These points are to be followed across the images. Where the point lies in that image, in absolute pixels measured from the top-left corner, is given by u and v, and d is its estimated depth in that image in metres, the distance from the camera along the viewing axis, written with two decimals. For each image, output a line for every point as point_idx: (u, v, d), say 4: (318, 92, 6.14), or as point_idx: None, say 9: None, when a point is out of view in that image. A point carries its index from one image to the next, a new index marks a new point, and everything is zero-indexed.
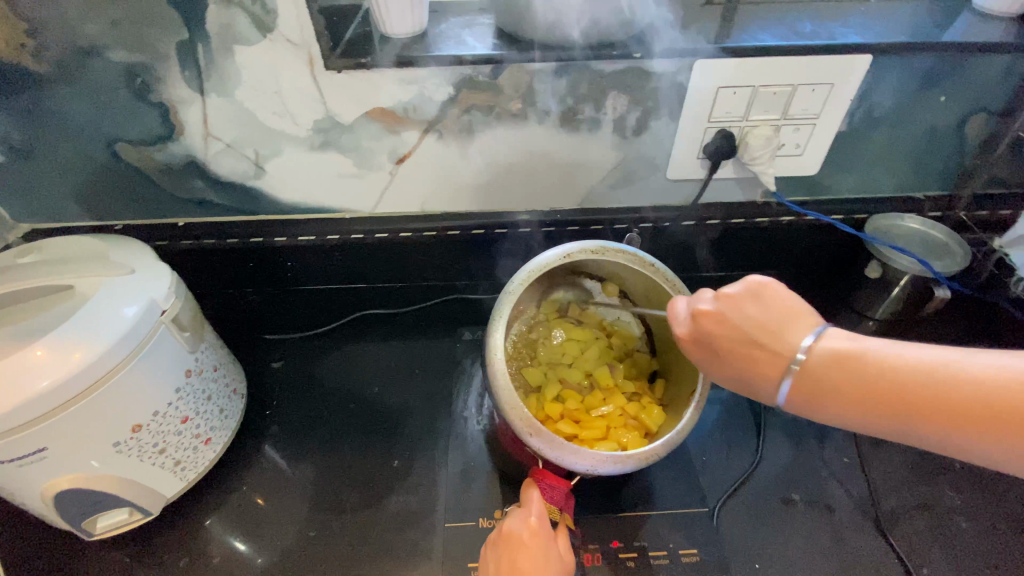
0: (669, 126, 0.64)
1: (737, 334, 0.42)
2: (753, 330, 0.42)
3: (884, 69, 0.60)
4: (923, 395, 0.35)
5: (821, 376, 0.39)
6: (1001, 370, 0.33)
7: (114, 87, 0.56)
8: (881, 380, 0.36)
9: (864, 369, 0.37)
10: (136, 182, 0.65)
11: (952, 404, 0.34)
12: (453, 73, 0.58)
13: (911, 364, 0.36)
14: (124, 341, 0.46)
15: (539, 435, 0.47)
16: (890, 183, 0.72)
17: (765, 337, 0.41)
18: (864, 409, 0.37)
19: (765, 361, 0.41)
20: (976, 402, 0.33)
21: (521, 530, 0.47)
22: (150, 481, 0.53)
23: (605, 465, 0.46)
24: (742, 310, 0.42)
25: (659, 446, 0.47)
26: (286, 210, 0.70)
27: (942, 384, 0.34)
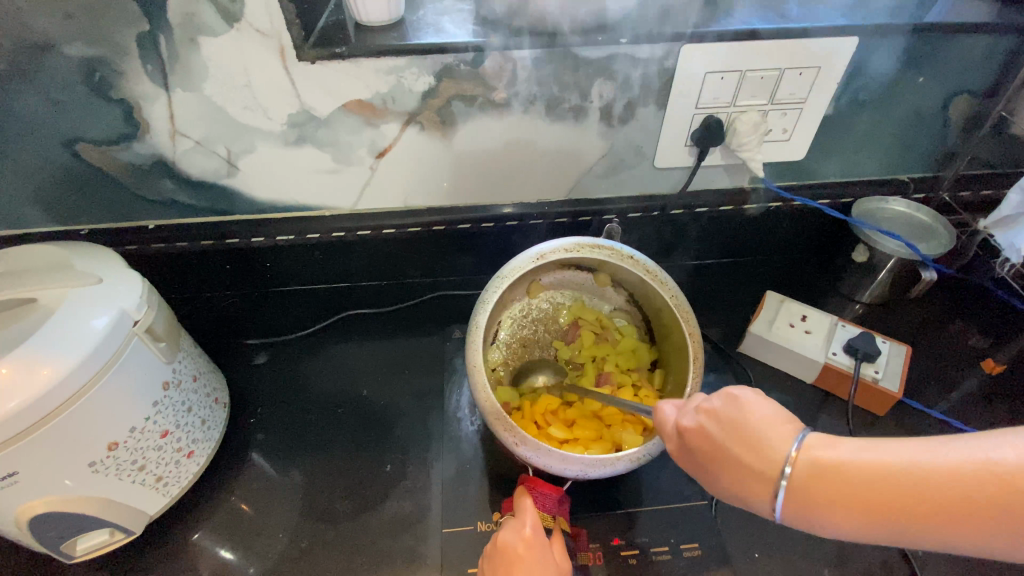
0: (656, 113, 0.62)
1: (716, 443, 0.39)
2: (728, 442, 0.38)
3: (870, 51, 0.59)
4: (919, 501, 0.30)
5: (807, 487, 0.34)
6: (980, 463, 0.29)
7: (70, 83, 0.53)
8: (865, 488, 0.32)
9: (845, 481, 0.33)
10: (101, 184, 0.62)
11: (936, 503, 0.30)
12: (434, 62, 0.55)
13: (881, 467, 0.32)
14: (96, 355, 0.43)
15: (525, 443, 0.46)
16: (876, 166, 0.72)
17: (750, 441, 0.37)
18: (868, 521, 0.32)
19: (748, 456, 0.37)
20: (970, 500, 0.29)
21: (517, 542, 0.45)
22: (131, 499, 0.51)
23: (594, 469, 0.45)
24: (716, 411, 0.40)
25: (649, 445, 0.46)
26: (262, 208, 0.68)
27: (929, 482, 0.30)
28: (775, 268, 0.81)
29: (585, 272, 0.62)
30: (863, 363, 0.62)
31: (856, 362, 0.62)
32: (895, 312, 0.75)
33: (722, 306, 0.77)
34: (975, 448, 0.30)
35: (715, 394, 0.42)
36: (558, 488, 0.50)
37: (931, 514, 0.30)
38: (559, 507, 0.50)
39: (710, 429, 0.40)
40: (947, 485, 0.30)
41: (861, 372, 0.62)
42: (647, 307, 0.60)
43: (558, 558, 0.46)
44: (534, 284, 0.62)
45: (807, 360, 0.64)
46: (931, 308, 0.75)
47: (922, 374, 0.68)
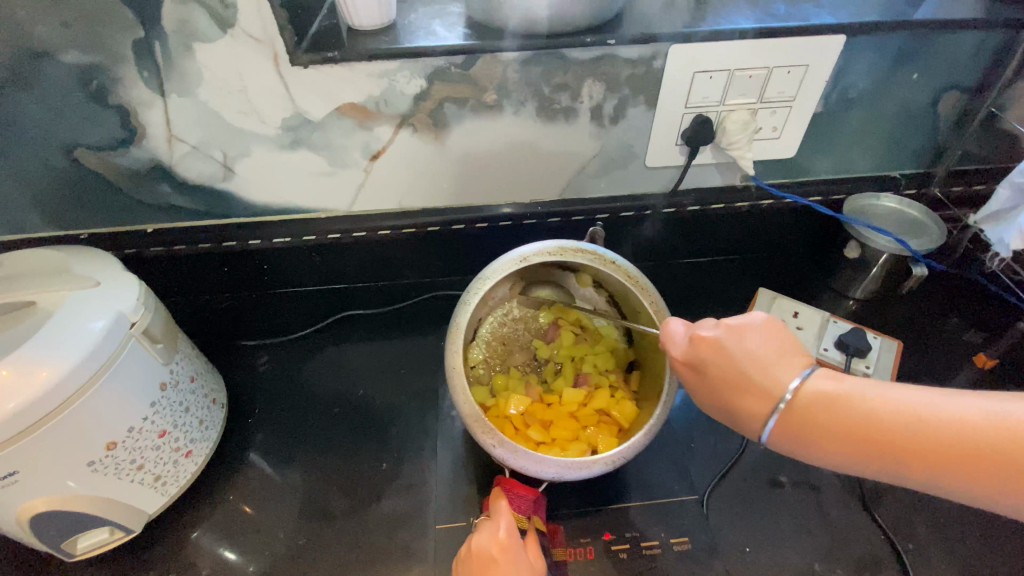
0: (647, 112, 0.63)
1: (726, 372, 0.42)
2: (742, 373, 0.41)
3: (858, 49, 0.60)
4: (919, 438, 0.35)
5: (809, 417, 0.38)
6: (979, 415, 0.34)
7: (67, 90, 0.54)
8: (869, 420, 0.36)
9: (853, 410, 0.37)
10: (99, 189, 0.63)
11: (936, 442, 0.34)
12: (426, 64, 0.56)
13: (889, 407, 0.36)
14: (93, 356, 0.44)
15: (502, 444, 0.47)
16: (867, 163, 0.72)
17: (754, 377, 0.40)
18: (860, 448, 0.37)
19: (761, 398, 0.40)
20: (960, 444, 0.33)
21: (488, 541, 0.46)
22: (130, 498, 0.52)
23: (570, 472, 0.46)
24: (739, 352, 0.41)
25: (624, 449, 0.48)
26: (258, 211, 0.68)
27: (941, 427, 0.34)
28: (769, 265, 0.82)
29: (567, 272, 0.62)
30: (854, 358, 0.62)
31: (847, 358, 0.62)
32: (889, 308, 0.75)
33: (715, 303, 0.78)
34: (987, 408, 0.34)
35: (738, 315, 0.44)
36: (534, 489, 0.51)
37: (932, 452, 0.34)
38: (534, 507, 0.51)
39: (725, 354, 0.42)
40: (951, 430, 0.34)
41: (852, 367, 0.62)
42: (626, 308, 0.60)
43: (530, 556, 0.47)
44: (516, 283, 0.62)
45: None
46: (924, 302, 0.75)
47: (914, 369, 0.68)
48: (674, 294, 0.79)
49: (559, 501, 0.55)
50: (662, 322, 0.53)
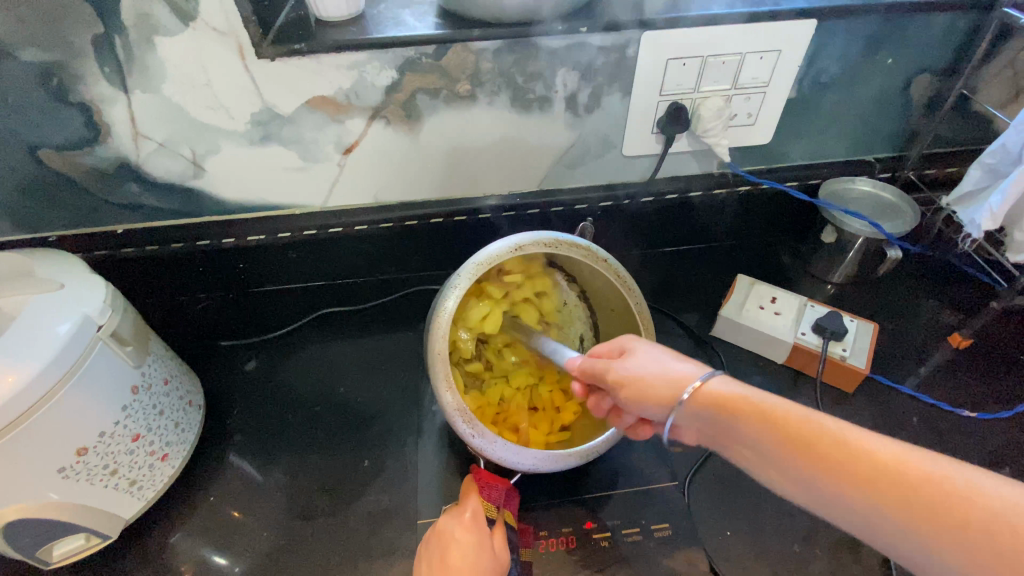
0: (622, 101, 0.63)
1: (621, 374, 0.43)
2: (632, 374, 0.42)
3: (829, 33, 0.60)
4: (861, 462, 0.30)
5: (713, 412, 0.38)
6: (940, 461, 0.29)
7: (27, 88, 0.52)
8: (776, 415, 0.34)
9: (747, 410, 0.36)
10: (64, 190, 0.61)
11: (871, 463, 0.30)
12: (395, 55, 0.55)
13: (784, 414, 0.34)
14: (58, 362, 0.43)
15: (481, 434, 0.47)
16: (842, 148, 0.73)
17: (641, 371, 0.42)
18: (769, 438, 0.34)
19: (645, 384, 0.41)
20: (901, 462, 0.29)
21: (459, 538, 0.45)
22: (104, 503, 0.51)
23: (546, 463, 0.47)
24: (616, 369, 0.43)
25: (598, 445, 0.49)
26: (231, 210, 0.67)
27: (903, 472, 0.29)
28: (748, 251, 0.82)
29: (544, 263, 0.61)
30: (831, 341, 0.63)
31: (823, 341, 0.63)
32: (867, 291, 0.76)
33: (695, 290, 0.78)
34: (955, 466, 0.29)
35: (650, 348, 0.44)
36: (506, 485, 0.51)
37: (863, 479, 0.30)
38: (505, 501, 0.50)
39: (623, 371, 0.43)
40: (906, 470, 0.29)
41: (828, 350, 0.63)
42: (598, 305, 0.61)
43: (499, 550, 0.46)
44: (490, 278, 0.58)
45: (776, 340, 0.65)
46: (901, 285, 0.76)
47: (891, 349, 0.69)
48: (655, 282, 0.79)
49: (541, 493, 0.55)
50: (645, 325, 0.53)
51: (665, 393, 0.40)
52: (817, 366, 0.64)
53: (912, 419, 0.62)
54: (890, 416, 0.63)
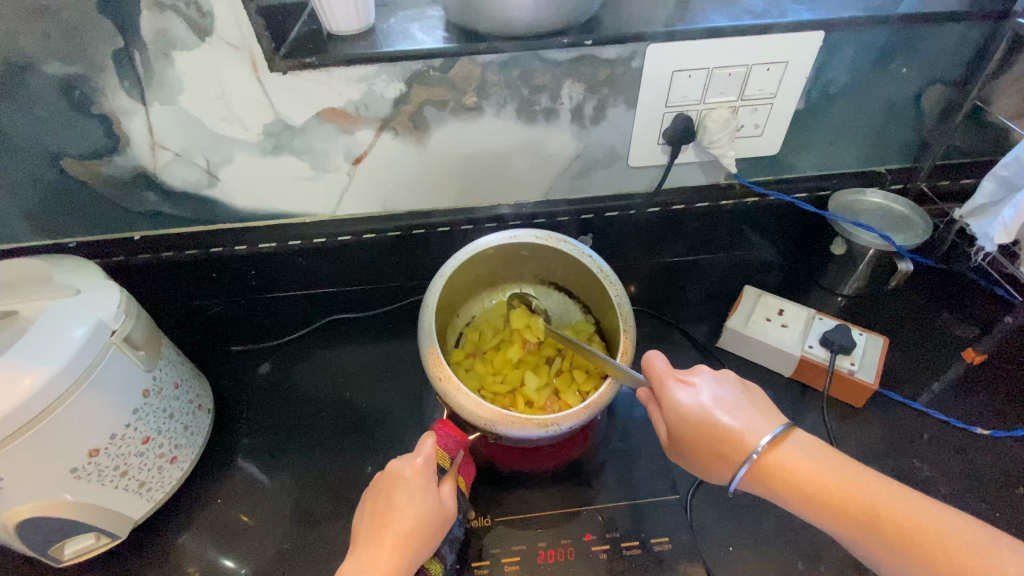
0: (627, 113, 0.63)
1: (680, 403, 0.45)
2: (687, 404, 0.45)
3: (838, 45, 0.59)
4: (941, 542, 0.37)
5: (767, 475, 0.42)
6: (956, 530, 0.37)
7: (50, 100, 0.54)
8: (817, 484, 0.40)
9: (792, 476, 0.41)
10: (85, 198, 0.63)
11: (928, 540, 0.37)
12: (404, 68, 0.57)
13: (875, 490, 0.39)
14: (72, 366, 0.44)
15: (445, 379, 0.49)
16: (851, 159, 0.72)
17: (700, 404, 0.44)
18: (823, 508, 0.40)
19: (698, 417, 0.44)
20: (962, 546, 0.36)
21: (411, 483, 0.45)
22: (114, 504, 0.52)
23: (501, 421, 0.47)
24: (673, 397, 0.45)
25: (560, 417, 0.47)
26: (244, 217, 0.69)
27: (981, 558, 0.36)
28: (756, 262, 0.81)
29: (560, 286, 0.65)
30: (838, 354, 0.62)
31: (831, 354, 0.62)
32: (877, 303, 0.75)
33: (702, 300, 0.78)
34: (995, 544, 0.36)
35: (708, 389, 0.45)
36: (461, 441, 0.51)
37: (948, 561, 0.36)
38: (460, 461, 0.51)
39: (693, 402, 0.44)
40: (967, 554, 0.36)
41: (836, 364, 0.62)
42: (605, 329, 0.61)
43: (448, 500, 0.46)
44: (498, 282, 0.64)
45: (783, 353, 0.64)
46: (912, 298, 0.75)
47: (901, 363, 0.68)
48: (661, 293, 0.79)
49: (541, 502, 0.55)
50: (624, 318, 0.54)
51: (724, 428, 0.43)
52: (825, 380, 0.63)
53: (922, 435, 0.61)
54: (900, 432, 0.62)
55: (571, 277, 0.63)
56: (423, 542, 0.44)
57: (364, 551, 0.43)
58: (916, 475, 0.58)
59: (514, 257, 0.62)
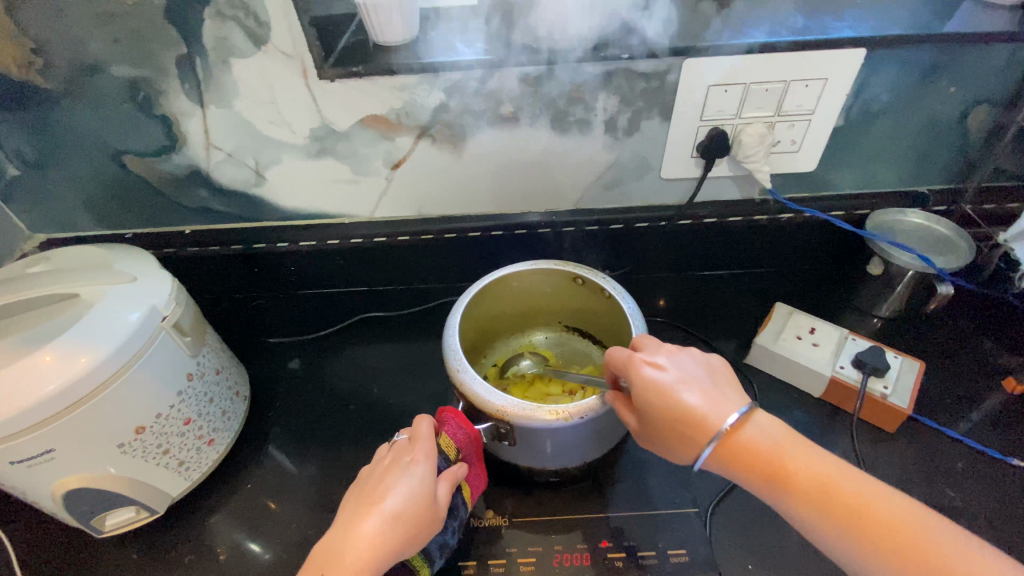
0: (661, 125, 0.64)
1: (650, 380, 0.45)
2: (657, 382, 0.44)
3: (880, 63, 0.59)
4: (892, 525, 0.37)
5: (726, 451, 0.42)
6: (906, 510, 0.38)
7: (119, 101, 0.59)
8: (773, 460, 0.41)
9: (750, 451, 0.42)
10: (144, 191, 0.68)
11: (879, 520, 0.38)
12: (444, 78, 0.59)
13: (830, 470, 0.40)
14: (125, 347, 0.47)
15: (463, 369, 0.50)
16: (892, 178, 0.71)
17: (670, 381, 0.44)
18: (778, 483, 0.41)
19: (669, 398, 0.43)
20: (911, 527, 0.37)
21: (408, 470, 0.45)
22: (155, 481, 0.55)
23: (513, 406, 0.46)
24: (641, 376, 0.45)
25: (573, 409, 0.47)
26: (287, 216, 0.72)
27: (929, 539, 0.36)
28: (789, 280, 0.80)
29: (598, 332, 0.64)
30: (871, 377, 0.61)
31: (863, 376, 0.61)
32: (917, 327, 0.72)
33: (730, 315, 0.77)
34: (944, 527, 0.37)
35: (671, 367, 0.45)
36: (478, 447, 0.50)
37: (896, 541, 0.37)
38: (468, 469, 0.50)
39: (663, 380, 0.44)
40: (915, 535, 0.37)
41: (868, 386, 0.61)
42: None
43: (441, 500, 0.45)
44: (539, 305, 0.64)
45: (812, 372, 0.63)
46: (953, 323, 0.73)
47: (939, 390, 0.66)
48: (689, 306, 0.78)
49: (559, 507, 0.55)
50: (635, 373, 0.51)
51: (695, 409, 0.43)
52: (855, 401, 0.62)
53: (958, 464, 0.59)
54: (934, 461, 0.60)
55: (609, 329, 0.61)
56: (407, 540, 0.43)
57: (348, 522, 0.43)
58: (949, 505, 0.56)
59: (560, 290, 0.62)
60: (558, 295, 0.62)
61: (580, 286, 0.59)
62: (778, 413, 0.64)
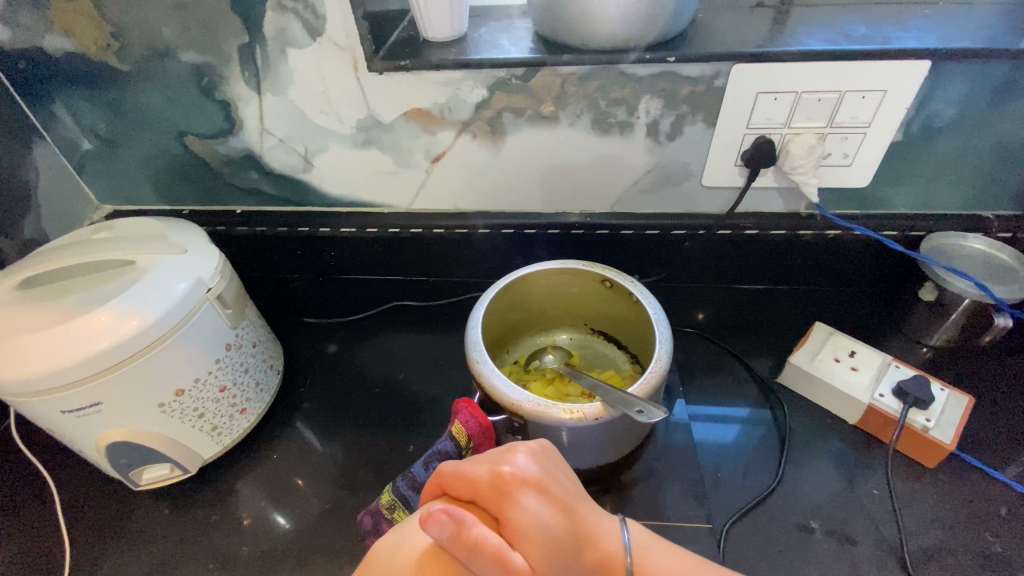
0: (705, 131, 0.62)
1: (487, 496, 0.37)
2: (500, 493, 0.37)
3: (947, 76, 0.55)
4: None
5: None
6: None
7: (185, 84, 0.63)
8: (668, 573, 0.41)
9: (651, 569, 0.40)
10: (202, 171, 0.72)
11: None
12: (488, 75, 0.60)
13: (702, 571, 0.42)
14: (171, 313, 0.50)
15: (482, 361, 0.50)
16: (953, 200, 0.66)
17: (504, 488, 0.37)
18: None
19: (541, 498, 0.37)
20: None
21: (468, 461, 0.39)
22: (190, 442, 0.58)
23: (529, 402, 0.47)
24: (481, 531, 0.32)
25: (589, 409, 0.46)
26: (331, 202, 0.75)
27: None
28: (832, 300, 0.77)
29: (622, 337, 0.63)
30: (913, 408, 0.58)
31: (904, 406, 0.57)
32: (969, 363, 0.68)
33: (765, 331, 0.74)
34: None
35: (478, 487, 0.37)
36: (492, 439, 0.50)
37: None
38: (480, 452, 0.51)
39: (464, 530, 0.32)
40: None
41: (908, 418, 0.57)
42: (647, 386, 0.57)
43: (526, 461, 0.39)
44: (564, 307, 0.64)
45: (849, 397, 0.60)
46: (1011, 360, 0.68)
47: (991, 430, 0.61)
48: (723, 319, 0.76)
49: None
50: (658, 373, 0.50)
51: (562, 499, 0.38)
52: (893, 432, 0.58)
53: (1004, 509, 0.55)
54: (977, 503, 0.56)
55: (634, 333, 0.60)
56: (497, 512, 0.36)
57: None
58: (990, 552, 0.52)
59: (586, 292, 0.62)
60: (585, 296, 0.62)
61: (608, 289, 0.59)
62: (807, 437, 0.62)
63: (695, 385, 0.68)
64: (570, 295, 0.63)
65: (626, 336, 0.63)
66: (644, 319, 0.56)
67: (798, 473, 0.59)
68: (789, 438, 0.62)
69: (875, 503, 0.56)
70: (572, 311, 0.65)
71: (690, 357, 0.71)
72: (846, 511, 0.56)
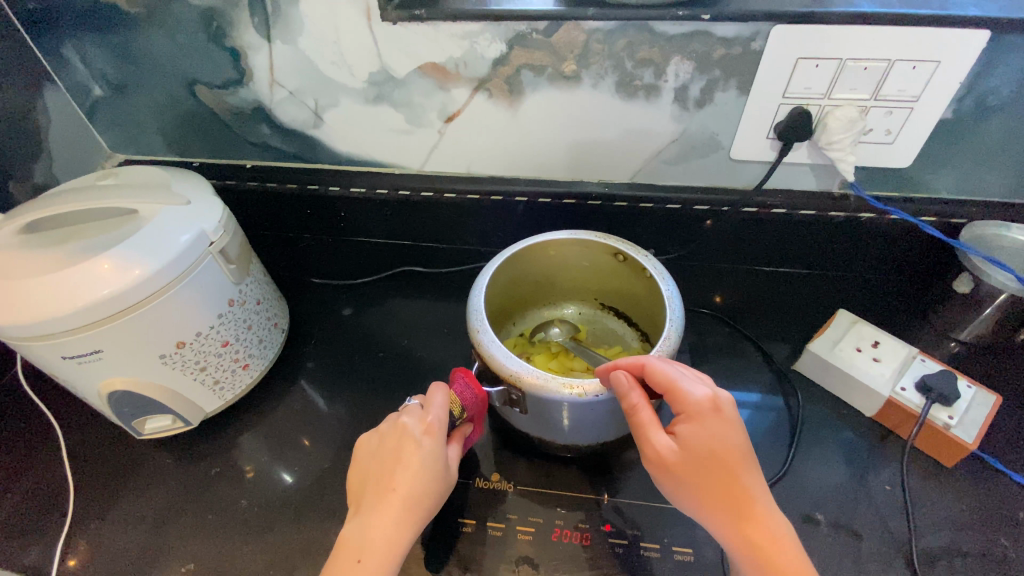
0: (737, 99, 0.58)
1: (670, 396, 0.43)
2: (679, 397, 0.42)
3: (1010, 49, 0.50)
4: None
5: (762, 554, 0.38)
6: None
7: (193, 29, 0.61)
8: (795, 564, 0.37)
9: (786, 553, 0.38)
10: (210, 122, 0.71)
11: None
12: (507, 29, 0.56)
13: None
14: (173, 265, 0.50)
15: (482, 330, 0.49)
16: (1000, 187, 0.62)
17: (679, 397, 0.42)
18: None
19: (707, 424, 0.40)
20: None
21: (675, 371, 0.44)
22: (191, 395, 0.59)
23: (529, 374, 0.45)
24: (638, 399, 0.43)
25: (591, 385, 0.45)
26: (341, 161, 0.73)
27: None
28: (857, 287, 0.73)
29: (632, 314, 0.61)
30: (936, 404, 0.55)
31: (926, 402, 0.55)
32: (999, 361, 0.64)
33: (784, 316, 0.71)
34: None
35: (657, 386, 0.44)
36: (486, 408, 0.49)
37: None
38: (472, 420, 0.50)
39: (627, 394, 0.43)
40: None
41: (930, 414, 0.55)
42: None
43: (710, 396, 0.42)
44: (573, 279, 0.62)
45: (868, 390, 0.58)
46: None
47: (1017, 432, 0.58)
48: (740, 301, 0.73)
49: (568, 485, 0.54)
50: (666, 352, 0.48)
51: (734, 441, 0.40)
52: (912, 428, 0.56)
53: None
54: (995, 506, 0.53)
55: (645, 310, 0.58)
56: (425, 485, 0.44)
57: (368, 512, 0.43)
58: (1004, 557, 0.50)
59: (598, 266, 0.59)
60: (596, 269, 0.60)
61: (621, 263, 0.57)
62: (819, 427, 0.59)
63: (705, 367, 0.66)
64: (580, 267, 0.60)
65: (636, 312, 0.61)
66: (656, 294, 0.54)
67: (806, 463, 0.57)
68: (800, 428, 0.60)
69: (886, 499, 0.54)
70: (582, 284, 0.63)
71: (702, 338, 0.69)
72: (853, 504, 0.54)
